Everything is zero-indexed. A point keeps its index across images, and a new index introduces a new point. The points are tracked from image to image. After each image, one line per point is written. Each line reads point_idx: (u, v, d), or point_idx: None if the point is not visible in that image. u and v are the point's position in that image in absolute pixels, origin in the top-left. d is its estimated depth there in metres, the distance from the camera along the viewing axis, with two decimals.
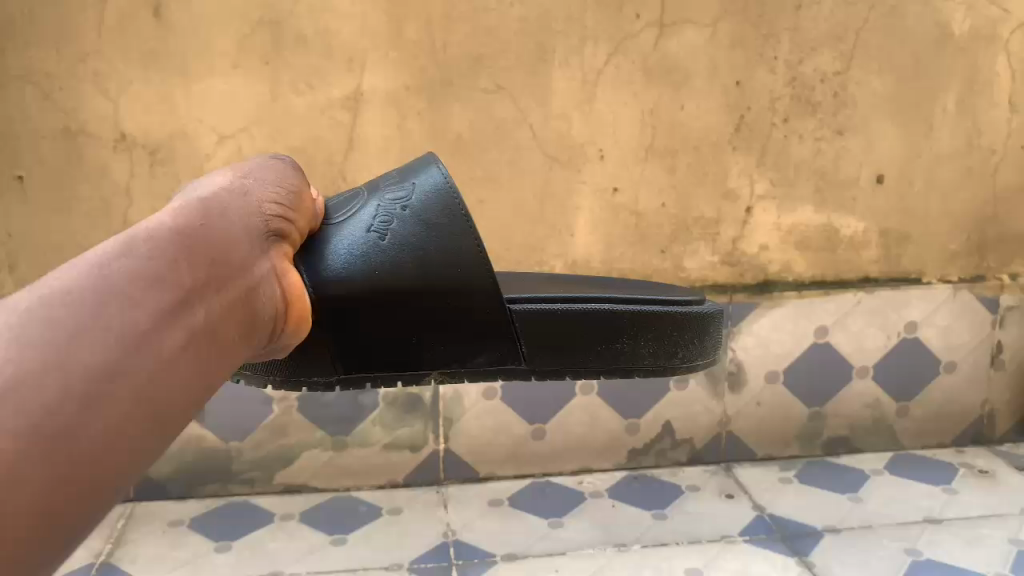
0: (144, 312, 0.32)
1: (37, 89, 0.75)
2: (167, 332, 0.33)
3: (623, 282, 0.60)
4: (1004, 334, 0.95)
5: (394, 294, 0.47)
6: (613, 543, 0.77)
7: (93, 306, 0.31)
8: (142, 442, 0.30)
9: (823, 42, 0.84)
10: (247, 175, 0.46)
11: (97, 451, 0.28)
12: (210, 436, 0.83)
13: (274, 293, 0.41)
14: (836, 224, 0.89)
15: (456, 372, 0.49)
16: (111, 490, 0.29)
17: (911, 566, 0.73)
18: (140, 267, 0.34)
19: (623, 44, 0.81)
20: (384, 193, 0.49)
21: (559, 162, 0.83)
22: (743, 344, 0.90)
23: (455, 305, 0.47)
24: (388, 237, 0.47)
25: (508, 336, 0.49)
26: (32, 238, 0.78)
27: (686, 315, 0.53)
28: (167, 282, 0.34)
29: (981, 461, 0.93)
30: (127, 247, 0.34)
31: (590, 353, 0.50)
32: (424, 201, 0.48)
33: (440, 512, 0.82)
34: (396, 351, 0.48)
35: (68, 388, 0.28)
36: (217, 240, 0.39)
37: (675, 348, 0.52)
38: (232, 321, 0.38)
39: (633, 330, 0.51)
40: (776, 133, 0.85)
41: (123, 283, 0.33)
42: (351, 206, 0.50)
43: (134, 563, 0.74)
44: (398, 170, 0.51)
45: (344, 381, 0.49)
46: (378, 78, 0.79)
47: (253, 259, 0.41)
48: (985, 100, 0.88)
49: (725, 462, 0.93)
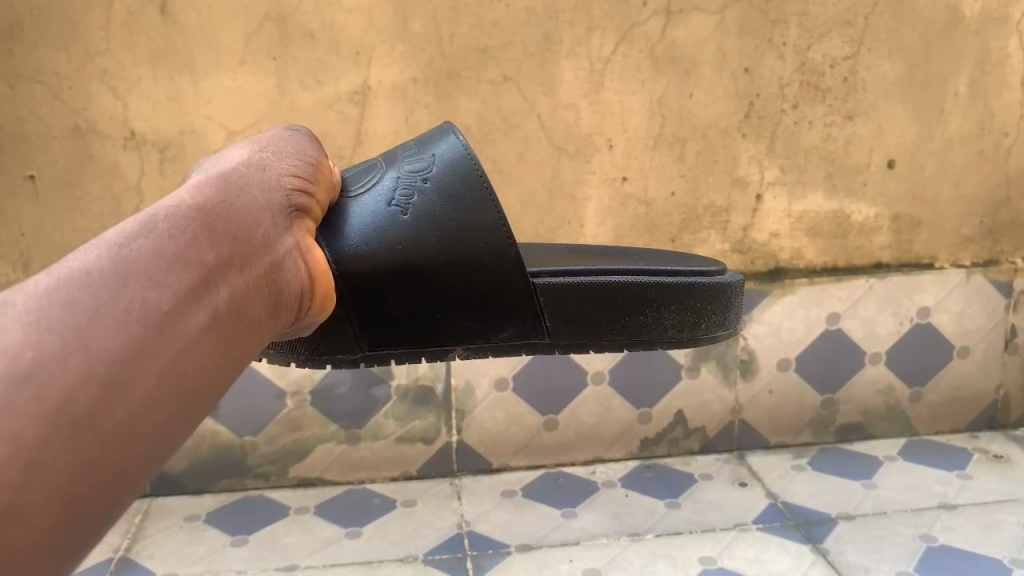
0: (166, 292, 0.33)
1: (47, 88, 0.75)
2: (190, 311, 0.33)
3: (641, 254, 0.60)
4: (1017, 318, 0.94)
5: (417, 268, 0.47)
6: (626, 533, 0.77)
7: (114, 286, 0.31)
8: (170, 422, 0.31)
9: (832, 27, 0.83)
10: (268, 149, 0.46)
11: (121, 434, 0.29)
12: (224, 431, 0.84)
13: (302, 271, 0.42)
14: (848, 210, 0.88)
15: (480, 347, 0.49)
16: (139, 471, 0.30)
17: (926, 552, 0.73)
18: (158, 248, 0.34)
19: (630, 33, 0.81)
20: (403, 164, 0.49)
21: (568, 153, 0.83)
22: (754, 333, 0.90)
23: (478, 279, 0.47)
24: (411, 211, 0.47)
25: (531, 309, 0.49)
26: (45, 237, 0.78)
27: (710, 284, 0.52)
28: (185, 262, 0.34)
29: (995, 446, 0.93)
30: (147, 226, 0.35)
31: (612, 325, 0.50)
32: (444, 173, 0.48)
33: (454, 503, 0.83)
34: (420, 326, 0.48)
35: (90, 370, 0.28)
36: (237, 218, 0.39)
37: (697, 318, 0.52)
38: (255, 300, 0.38)
39: (655, 302, 0.51)
40: (786, 119, 0.85)
41: (141, 264, 0.33)
42: (370, 177, 0.50)
43: (152, 558, 0.74)
44: (415, 140, 0.51)
45: (369, 358, 0.49)
46: (385, 71, 0.79)
47: (275, 236, 0.41)
48: (997, 82, 0.87)
49: (737, 451, 0.93)
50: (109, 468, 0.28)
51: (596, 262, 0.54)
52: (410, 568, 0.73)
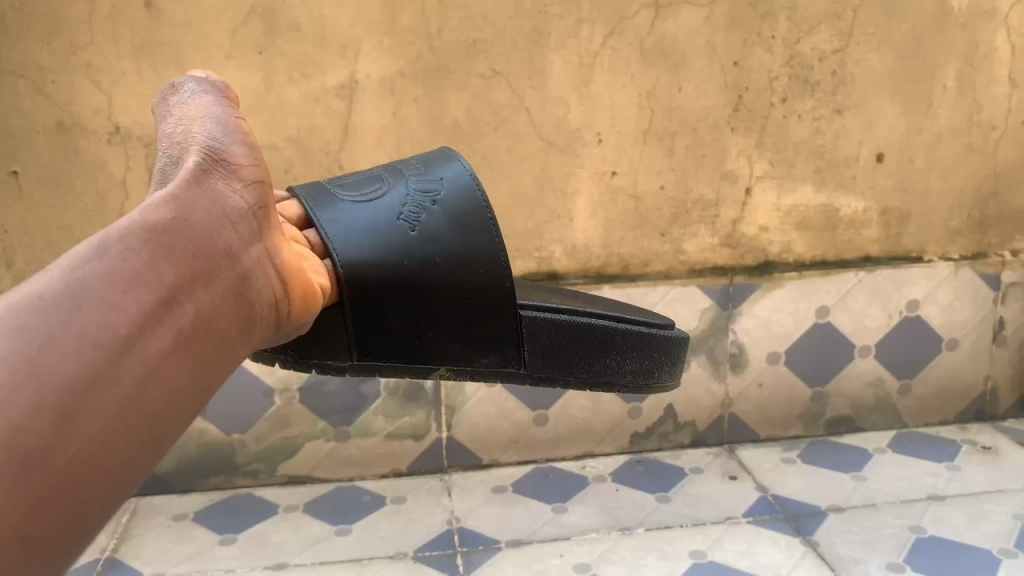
0: (125, 314, 0.31)
1: (29, 82, 0.74)
2: (150, 333, 0.32)
3: (588, 295, 0.61)
4: (1006, 310, 0.95)
5: (421, 285, 0.46)
6: (617, 527, 0.77)
7: (67, 310, 0.30)
8: (134, 449, 0.30)
9: (821, 20, 0.83)
10: (224, 140, 0.41)
11: (80, 466, 0.28)
12: (213, 428, 0.83)
13: (272, 281, 0.40)
14: (837, 204, 0.88)
15: (462, 370, 0.48)
16: (104, 500, 0.29)
17: (915, 544, 0.73)
18: (119, 265, 0.32)
19: (619, 26, 0.80)
20: (411, 182, 0.49)
21: (557, 147, 0.82)
22: (745, 327, 0.90)
23: (477, 303, 0.47)
24: (420, 229, 0.47)
25: (515, 340, 0.48)
26: (29, 234, 0.78)
27: (667, 337, 0.54)
28: (148, 279, 0.33)
29: (984, 438, 0.93)
30: (102, 240, 0.33)
31: (581, 364, 0.51)
32: (454, 199, 0.48)
33: (445, 499, 0.83)
34: (413, 341, 0.47)
35: (43, 401, 0.28)
36: (199, 232, 0.36)
37: (651, 367, 0.54)
38: (225, 314, 0.36)
39: (620, 347, 0.52)
40: (775, 113, 0.85)
41: (99, 284, 0.31)
42: (373, 186, 0.49)
43: (140, 558, 0.74)
44: (416, 159, 0.51)
45: (356, 367, 0.47)
46: (372, 65, 0.78)
47: (240, 247, 0.38)
48: (985, 75, 0.87)
49: (728, 444, 0.93)
50: (68, 504, 0.28)
51: (564, 300, 0.54)
52: (402, 565, 0.72)
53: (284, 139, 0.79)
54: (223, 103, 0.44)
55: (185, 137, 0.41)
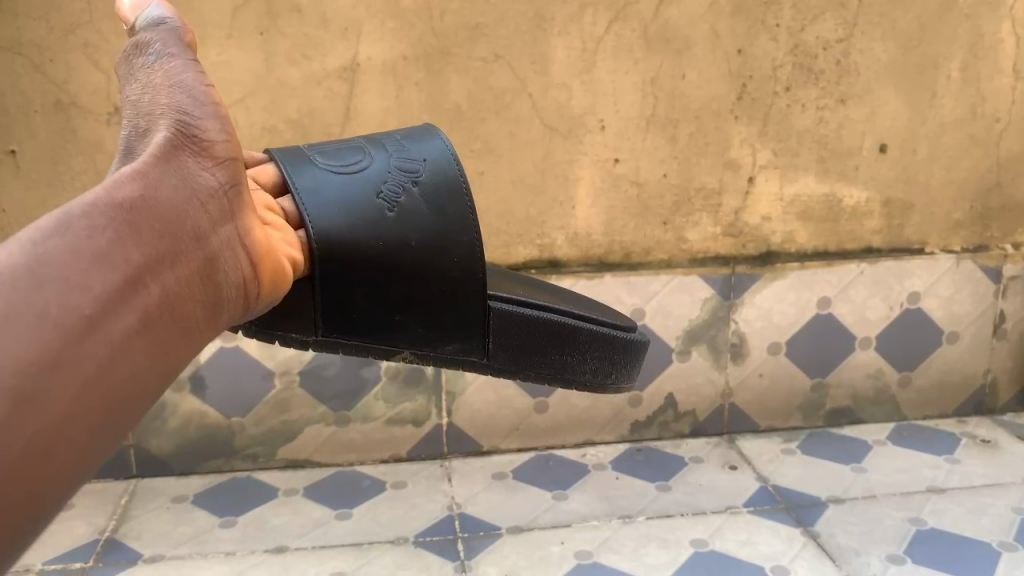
0: (88, 293, 0.29)
1: (27, 60, 0.73)
2: (116, 314, 0.30)
3: (558, 288, 0.59)
4: (1006, 303, 0.95)
5: (392, 267, 0.44)
6: (618, 515, 0.77)
7: (28, 288, 0.28)
8: (91, 436, 0.29)
9: (826, 9, 0.83)
10: (195, 113, 0.37)
11: (33, 455, 0.27)
12: (210, 412, 0.82)
13: (244, 263, 0.37)
14: (839, 194, 0.88)
15: (425, 356, 0.46)
16: (58, 489, 0.28)
17: (916, 536, 0.73)
18: (81, 243, 0.30)
19: (624, 12, 0.80)
20: (392, 157, 0.46)
21: (560, 133, 0.82)
22: (746, 317, 0.89)
23: (445, 292, 0.45)
24: (396, 210, 0.44)
25: (480, 329, 0.47)
26: (27, 214, 0.77)
27: (630, 339, 0.53)
28: (111, 259, 0.30)
29: (983, 431, 0.93)
30: (63, 217, 0.31)
31: (544, 358, 0.49)
32: (435, 181, 0.46)
33: (444, 486, 0.82)
34: (381, 322, 0.44)
35: None
36: (169, 210, 0.33)
37: (612, 368, 0.52)
38: (196, 296, 0.34)
39: (584, 345, 0.50)
40: (779, 102, 0.84)
41: (60, 263, 0.29)
42: (351, 156, 0.46)
43: (138, 541, 0.73)
44: (399, 132, 0.49)
45: (319, 343, 0.45)
46: (374, 48, 0.78)
47: (212, 227, 0.36)
48: (989, 66, 0.87)
49: (728, 434, 0.92)
50: (18, 493, 0.26)
51: (533, 291, 0.53)
52: (402, 551, 0.72)
53: (285, 122, 0.78)
54: (194, 66, 0.39)
55: (154, 105, 0.37)
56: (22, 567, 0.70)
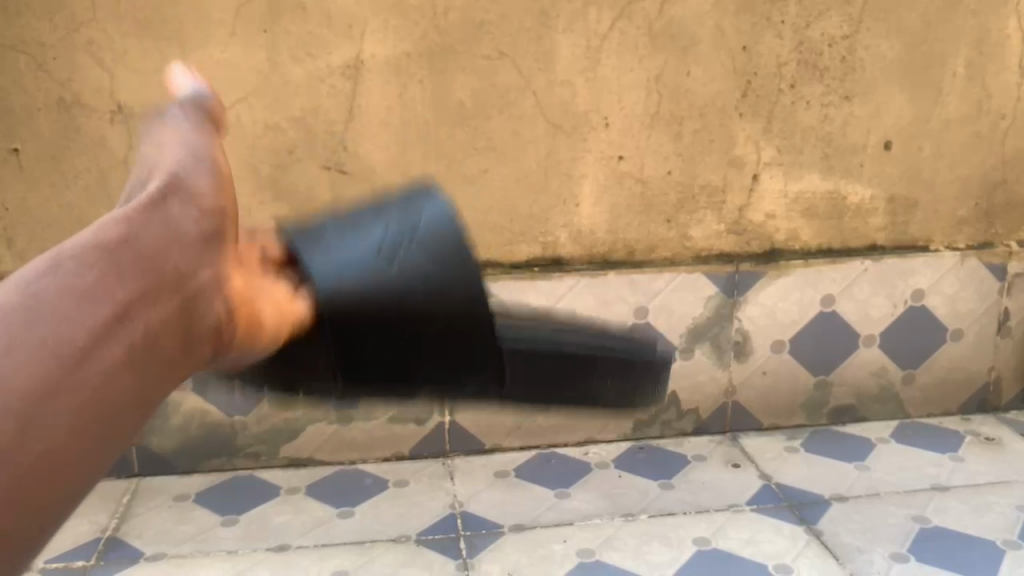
0: (81, 326, 0.30)
1: (31, 59, 0.73)
2: (107, 341, 0.30)
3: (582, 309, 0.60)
4: (1011, 301, 0.94)
5: (400, 317, 0.44)
6: (621, 513, 0.77)
7: (22, 320, 0.28)
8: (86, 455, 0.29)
9: (831, 6, 0.82)
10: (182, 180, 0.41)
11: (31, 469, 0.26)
12: (214, 410, 0.82)
13: (221, 306, 0.38)
14: (843, 191, 0.88)
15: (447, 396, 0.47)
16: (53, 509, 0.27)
17: (919, 534, 0.73)
18: (69, 282, 0.31)
19: (628, 9, 0.80)
20: (390, 220, 0.47)
21: (563, 131, 0.81)
22: (749, 314, 0.89)
23: (454, 338, 0.45)
24: (396, 266, 0.45)
25: (497, 364, 0.46)
26: (30, 212, 0.77)
27: (646, 357, 0.53)
28: (100, 295, 0.31)
29: (986, 429, 0.93)
30: (51, 259, 0.32)
31: (562, 386, 0.50)
32: (433, 230, 0.45)
33: (447, 484, 0.82)
34: (395, 370, 0.45)
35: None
36: (151, 251, 0.34)
37: (633, 388, 0.53)
38: (177, 333, 0.34)
39: (598, 368, 0.51)
40: (784, 99, 0.84)
41: (51, 298, 0.30)
42: (356, 227, 0.48)
43: (141, 538, 0.73)
44: (402, 196, 0.50)
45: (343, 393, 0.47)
46: (378, 46, 0.77)
47: (193, 265, 0.36)
48: (995, 63, 0.86)
49: (731, 432, 0.92)
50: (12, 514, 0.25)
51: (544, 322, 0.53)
52: (404, 549, 0.72)
53: (288, 120, 0.78)
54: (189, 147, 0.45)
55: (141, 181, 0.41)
56: (24, 566, 0.70)
